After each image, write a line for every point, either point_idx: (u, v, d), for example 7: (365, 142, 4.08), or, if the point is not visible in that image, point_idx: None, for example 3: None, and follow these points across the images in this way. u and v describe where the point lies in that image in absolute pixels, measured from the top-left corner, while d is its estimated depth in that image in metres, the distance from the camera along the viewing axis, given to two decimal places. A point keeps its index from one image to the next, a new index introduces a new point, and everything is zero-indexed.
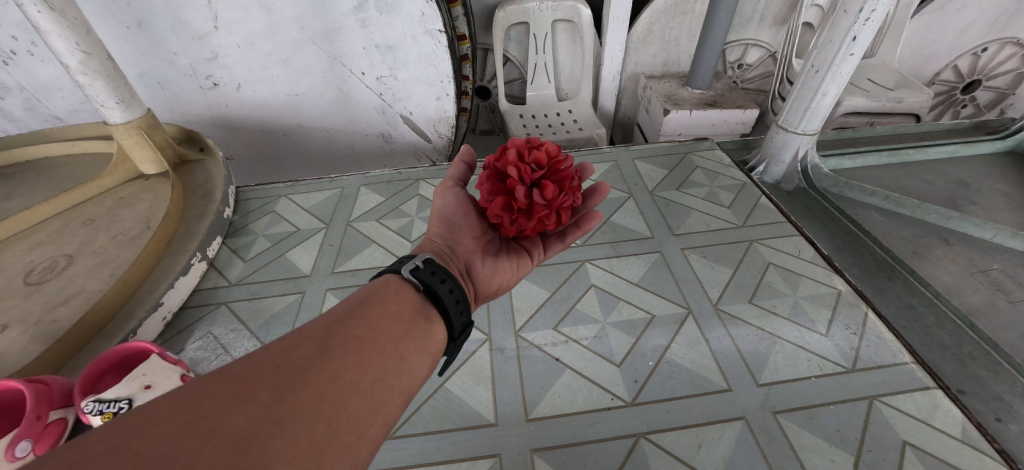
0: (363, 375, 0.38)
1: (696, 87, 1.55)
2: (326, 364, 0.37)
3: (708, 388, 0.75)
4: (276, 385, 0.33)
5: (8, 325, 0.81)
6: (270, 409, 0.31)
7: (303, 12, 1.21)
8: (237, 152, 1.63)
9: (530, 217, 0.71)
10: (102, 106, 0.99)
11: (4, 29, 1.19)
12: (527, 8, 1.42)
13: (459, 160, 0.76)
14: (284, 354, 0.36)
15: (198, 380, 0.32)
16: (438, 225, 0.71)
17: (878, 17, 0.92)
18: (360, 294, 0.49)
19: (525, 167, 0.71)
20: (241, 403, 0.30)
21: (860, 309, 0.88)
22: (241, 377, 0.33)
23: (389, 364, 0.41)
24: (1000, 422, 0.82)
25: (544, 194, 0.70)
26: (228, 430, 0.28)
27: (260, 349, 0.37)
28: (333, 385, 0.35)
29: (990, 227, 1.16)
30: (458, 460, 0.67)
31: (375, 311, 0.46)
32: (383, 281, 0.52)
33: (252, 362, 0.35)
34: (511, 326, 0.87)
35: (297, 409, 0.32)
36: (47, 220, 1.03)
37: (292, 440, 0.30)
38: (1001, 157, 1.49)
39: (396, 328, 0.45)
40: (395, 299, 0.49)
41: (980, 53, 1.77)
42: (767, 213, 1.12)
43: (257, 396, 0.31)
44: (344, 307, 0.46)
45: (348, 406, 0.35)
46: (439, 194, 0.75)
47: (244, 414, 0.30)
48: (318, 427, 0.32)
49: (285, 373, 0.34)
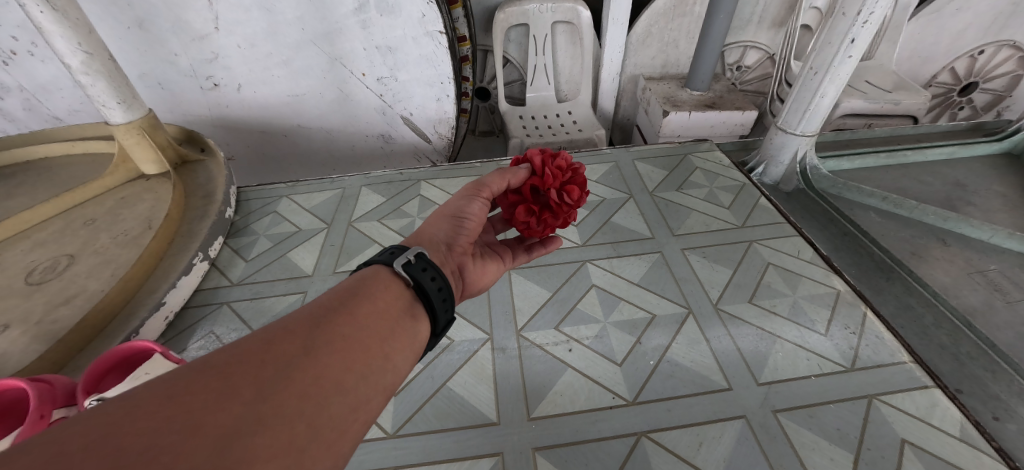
0: (348, 373, 0.38)
1: (694, 88, 1.56)
2: (312, 362, 0.36)
3: (709, 387, 0.76)
4: (259, 382, 0.32)
5: (9, 325, 0.81)
6: (252, 408, 0.30)
7: (304, 13, 1.22)
8: (238, 152, 1.62)
9: (556, 217, 0.75)
10: (102, 106, 0.99)
11: (4, 30, 1.19)
12: (527, 9, 1.43)
13: (508, 176, 0.72)
14: (269, 348, 0.35)
15: (178, 375, 0.31)
16: (445, 217, 0.68)
17: (876, 20, 0.93)
18: (348, 287, 0.48)
19: (552, 175, 0.73)
20: (224, 400, 0.30)
21: (858, 309, 0.89)
22: (222, 372, 0.32)
23: (374, 362, 0.41)
24: (997, 420, 0.83)
25: (575, 199, 0.74)
26: (211, 426, 0.27)
27: (241, 341, 0.36)
28: (317, 383, 0.35)
29: (987, 228, 1.17)
30: (459, 459, 0.67)
31: (364, 308, 0.45)
32: (372, 274, 0.51)
33: (233, 356, 0.34)
34: (512, 326, 0.87)
35: (280, 407, 0.31)
36: (47, 220, 1.02)
37: (274, 439, 0.29)
38: (999, 159, 1.50)
39: (383, 326, 0.45)
40: (383, 294, 0.48)
41: (977, 56, 1.78)
42: (767, 213, 1.13)
43: (238, 393, 0.30)
44: (331, 298, 0.45)
45: (331, 404, 0.35)
46: (467, 194, 0.70)
47: (227, 411, 0.29)
48: (300, 425, 0.31)
49: (269, 369, 0.33)
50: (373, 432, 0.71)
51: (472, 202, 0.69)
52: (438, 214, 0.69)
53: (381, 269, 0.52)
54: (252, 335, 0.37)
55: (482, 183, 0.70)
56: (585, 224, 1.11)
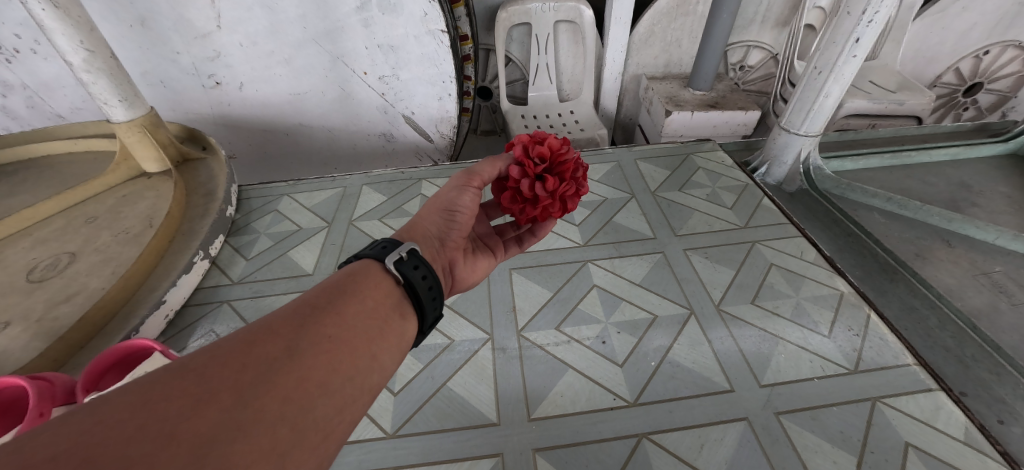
0: (333, 374, 0.37)
1: (696, 88, 1.55)
2: (296, 364, 0.35)
3: (711, 389, 0.75)
4: (240, 386, 0.31)
5: (10, 322, 0.81)
6: (233, 413, 0.29)
7: (306, 11, 1.21)
8: (240, 151, 1.62)
9: (536, 206, 0.73)
10: (104, 104, 0.99)
11: (8, 28, 1.20)
12: (529, 8, 1.42)
13: (496, 165, 0.73)
14: (252, 350, 0.34)
15: (153, 380, 0.29)
16: (437, 209, 0.67)
17: (880, 19, 0.92)
18: (335, 283, 0.47)
19: (528, 162, 0.73)
20: (204, 405, 0.28)
21: (862, 310, 0.88)
22: (201, 376, 0.30)
23: (360, 363, 0.40)
24: (1002, 424, 0.82)
25: (553, 186, 0.72)
26: (189, 433, 0.26)
27: (220, 342, 0.35)
28: (301, 385, 0.34)
29: (992, 229, 1.16)
30: (459, 459, 0.67)
31: (352, 306, 0.44)
32: (360, 270, 0.50)
33: (213, 358, 0.32)
34: (513, 326, 0.87)
35: (262, 412, 0.30)
36: (48, 217, 1.02)
37: (255, 444, 0.28)
38: (1003, 160, 1.49)
39: (370, 326, 0.44)
40: (373, 292, 0.47)
41: (982, 56, 1.77)
42: (770, 214, 1.12)
43: (217, 397, 0.29)
44: (318, 296, 0.44)
45: (315, 407, 0.34)
46: (458, 185, 0.69)
47: (206, 417, 0.28)
48: (282, 429, 0.30)
49: (252, 372, 0.32)
50: (372, 431, 0.71)
51: (462, 194, 0.69)
52: (429, 207, 0.67)
53: (371, 263, 0.51)
54: (232, 334, 0.36)
55: (473, 173, 0.70)
56: (587, 224, 1.10)
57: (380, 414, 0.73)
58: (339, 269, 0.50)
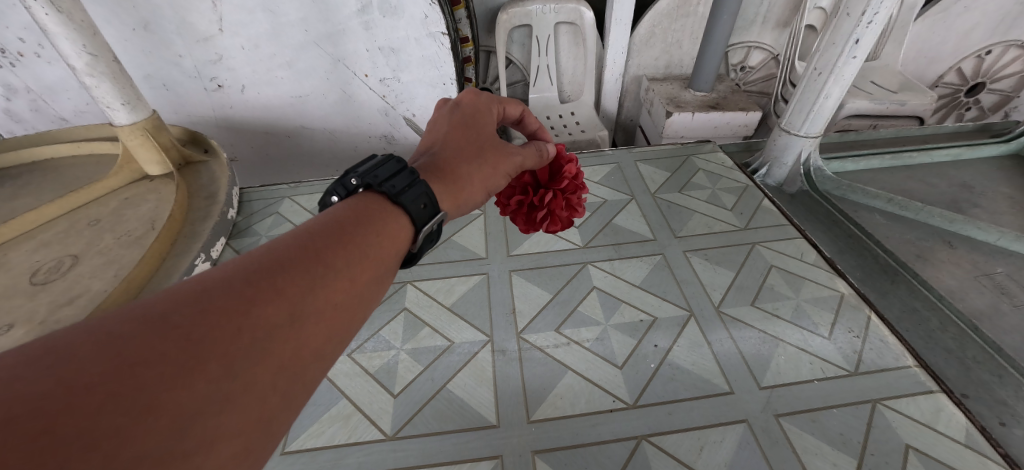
0: (326, 343, 0.37)
1: (697, 89, 1.55)
2: (295, 332, 0.34)
3: (710, 391, 0.75)
4: (234, 352, 0.30)
5: (14, 324, 0.81)
6: (223, 382, 0.28)
7: (308, 14, 1.22)
8: (241, 154, 1.63)
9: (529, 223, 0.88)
10: (107, 107, 1.00)
11: (12, 31, 1.21)
12: (529, 10, 1.43)
13: (535, 166, 0.78)
14: (251, 310, 0.33)
15: (136, 334, 0.27)
16: (484, 188, 0.65)
17: (880, 20, 0.92)
18: (350, 234, 0.44)
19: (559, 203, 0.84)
20: (193, 373, 0.27)
21: (862, 312, 0.88)
22: (192, 338, 0.29)
23: (353, 330, 0.40)
24: (1003, 426, 0.82)
25: (552, 227, 0.87)
26: (175, 405, 0.25)
27: (215, 290, 0.33)
28: (296, 354, 0.34)
29: (994, 230, 1.16)
30: (458, 462, 0.67)
31: (362, 268, 0.43)
32: (380, 223, 0.47)
33: (206, 315, 0.30)
34: (512, 328, 0.87)
35: (252, 383, 0.30)
36: (52, 220, 1.03)
37: (243, 415, 0.28)
38: (1005, 161, 1.49)
39: (372, 291, 0.43)
40: (384, 254, 0.46)
41: (984, 56, 1.76)
42: (770, 215, 1.12)
43: (209, 363, 0.28)
44: (327, 249, 0.41)
45: (305, 375, 0.34)
46: (510, 174, 0.70)
47: (195, 389, 0.27)
48: (272, 398, 0.31)
49: (247, 339, 0.31)
50: (372, 433, 0.71)
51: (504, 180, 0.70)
52: (481, 178, 0.64)
53: (401, 219, 0.50)
54: (229, 282, 0.34)
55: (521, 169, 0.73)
56: (587, 226, 1.11)
57: (381, 416, 0.73)
58: (356, 210, 0.48)
